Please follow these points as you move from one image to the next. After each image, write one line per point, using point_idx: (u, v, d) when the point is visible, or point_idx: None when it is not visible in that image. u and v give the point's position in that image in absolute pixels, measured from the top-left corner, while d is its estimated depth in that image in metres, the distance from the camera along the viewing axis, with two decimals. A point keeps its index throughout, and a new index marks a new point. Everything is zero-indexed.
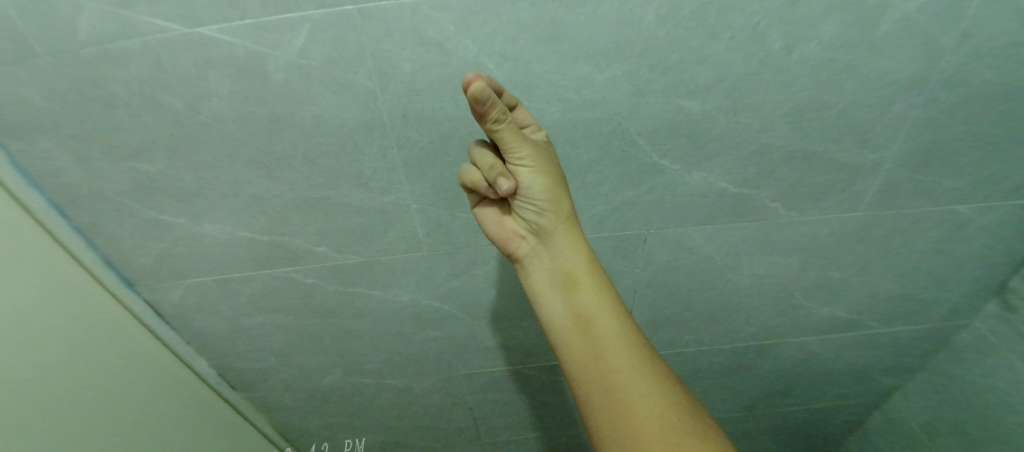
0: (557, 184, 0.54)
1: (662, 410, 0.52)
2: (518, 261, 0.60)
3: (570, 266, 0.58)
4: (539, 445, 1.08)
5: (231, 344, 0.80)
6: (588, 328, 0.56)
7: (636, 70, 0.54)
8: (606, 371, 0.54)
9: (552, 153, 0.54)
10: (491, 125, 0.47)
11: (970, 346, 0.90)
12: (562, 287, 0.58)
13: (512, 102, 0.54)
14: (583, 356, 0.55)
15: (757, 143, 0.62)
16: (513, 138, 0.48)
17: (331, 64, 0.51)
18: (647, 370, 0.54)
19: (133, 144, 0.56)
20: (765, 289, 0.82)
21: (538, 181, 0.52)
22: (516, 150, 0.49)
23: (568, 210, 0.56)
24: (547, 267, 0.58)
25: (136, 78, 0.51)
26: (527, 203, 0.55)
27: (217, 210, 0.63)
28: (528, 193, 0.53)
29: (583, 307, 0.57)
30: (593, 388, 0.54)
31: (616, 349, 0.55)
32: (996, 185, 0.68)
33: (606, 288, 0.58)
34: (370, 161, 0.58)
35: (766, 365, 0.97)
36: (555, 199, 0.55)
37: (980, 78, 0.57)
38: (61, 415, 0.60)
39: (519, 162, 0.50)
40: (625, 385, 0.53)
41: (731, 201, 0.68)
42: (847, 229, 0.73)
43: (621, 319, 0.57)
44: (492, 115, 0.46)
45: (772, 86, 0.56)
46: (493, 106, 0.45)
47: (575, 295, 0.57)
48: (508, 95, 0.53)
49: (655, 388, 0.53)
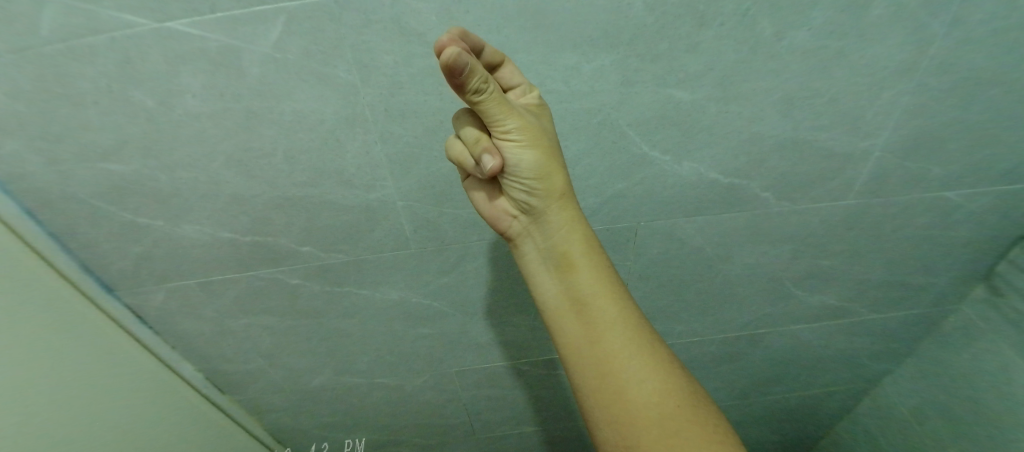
0: (547, 160, 0.42)
1: (681, 413, 0.43)
2: (511, 240, 0.49)
3: (564, 246, 0.47)
4: (536, 440, 0.98)
5: (217, 347, 0.68)
6: (583, 313, 0.47)
7: (720, 39, 0.43)
8: (610, 365, 0.45)
9: (545, 121, 0.42)
10: (472, 97, 0.37)
11: (957, 330, 0.77)
12: (554, 267, 0.48)
13: (499, 59, 0.41)
14: (581, 345, 0.47)
15: (868, 112, 0.50)
16: (499, 110, 0.38)
17: (309, 57, 0.41)
18: (651, 363, 0.45)
19: (103, 143, 0.46)
20: (852, 282, 0.70)
21: (525, 160, 0.42)
22: (501, 124, 0.39)
23: (564, 185, 0.45)
24: (540, 246, 0.48)
25: (104, 75, 0.41)
26: (517, 186, 0.44)
27: (194, 209, 0.52)
28: (516, 174, 0.43)
29: (578, 290, 0.47)
30: (594, 381, 0.46)
31: (613, 338, 0.46)
32: (985, 172, 0.56)
33: (603, 267, 0.48)
34: (353, 157, 0.48)
35: (845, 362, 0.86)
36: (549, 177, 0.43)
37: (964, 66, 0.46)
38: (112, 428, 0.58)
39: (507, 137, 0.40)
40: (630, 379, 0.45)
41: (824, 184, 0.56)
42: (967, 207, 0.60)
43: (617, 299, 0.47)
44: (470, 85, 0.35)
45: (896, 40, 0.44)
46: (471, 75, 0.35)
47: (570, 278, 0.47)
48: (489, 50, 0.40)
49: (662, 384, 0.45)
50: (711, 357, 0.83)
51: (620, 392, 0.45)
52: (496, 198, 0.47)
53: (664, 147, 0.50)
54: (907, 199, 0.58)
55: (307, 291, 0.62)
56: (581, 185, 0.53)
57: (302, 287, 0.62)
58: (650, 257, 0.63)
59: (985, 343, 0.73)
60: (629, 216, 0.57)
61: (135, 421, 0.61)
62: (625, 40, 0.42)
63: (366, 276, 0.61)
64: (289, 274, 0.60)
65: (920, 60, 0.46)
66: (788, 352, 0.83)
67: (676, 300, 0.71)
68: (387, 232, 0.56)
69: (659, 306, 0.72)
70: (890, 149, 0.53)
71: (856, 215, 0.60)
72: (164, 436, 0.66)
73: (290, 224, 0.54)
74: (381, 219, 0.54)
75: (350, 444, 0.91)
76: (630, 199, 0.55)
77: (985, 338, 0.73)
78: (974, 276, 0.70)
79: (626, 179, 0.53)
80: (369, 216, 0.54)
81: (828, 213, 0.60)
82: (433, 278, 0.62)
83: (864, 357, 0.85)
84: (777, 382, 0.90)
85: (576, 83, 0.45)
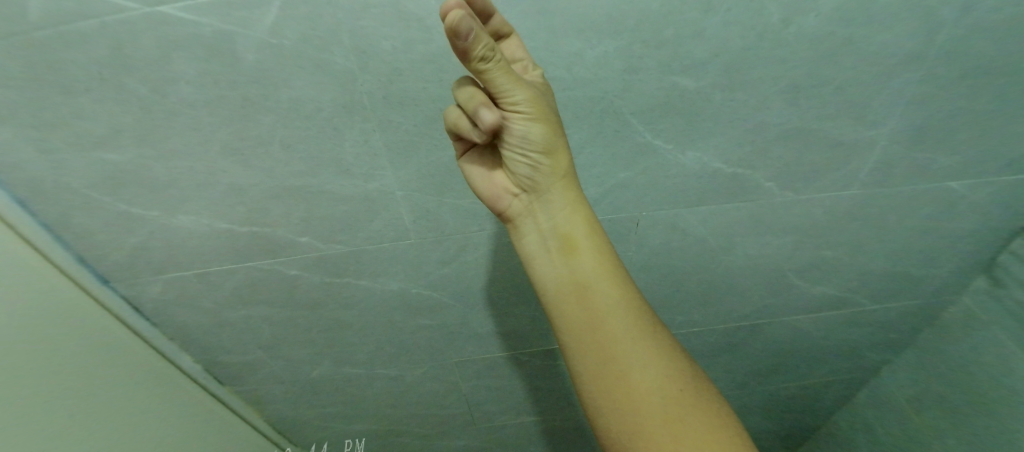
0: (553, 134, 0.42)
1: (682, 396, 0.44)
2: (509, 221, 0.48)
3: (565, 228, 0.46)
4: (536, 430, 0.98)
5: (216, 338, 0.68)
6: (584, 297, 0.46)
7: (726, 25, 0.42)
8: (612, 349, 0.45)
9: (549, 97, 0.41)
10: (477, 65, 0.35)
11: (956, 321, 0.77)
12: (555, 249, 0.47)
13: (503, 30, 0.39)
14: (582, 330, 0.46)
15: (875, 101, 0.49)
16: (506, 83, 0.37)
17: (305, 43, 0.40)
18: (652, 347, 0.45)
19: (96, 132, 0.45)
20: (854, 273, 0.70)
21: (533, 131, 0.40)
22: (508, 96, 0.38)
23: (567, 165, 0.45)
24: (542, 226, 0.47)
25: (94, 62, 0.40)
26: (518, 159, 0.43)
27: (190, 200, 0.51)
28: (520, 146, 0.42)
29: (580, 273, 0.46)
30: (594, 366, 0.45)
31: (616, 323, 0.46)
32: (990, 162, 0.55)
33: (604, 251, 0.47)
34: (351, 146, 0.47)
35: (844, 352, 0.86)
36: (554, 153, 0.43)
37: (975, 54, 0.45)
38: (116, 419, 0.59)
39: (514, 109, 0.39)
40: (634, 363, 0.45)
41: (828, 174, 0.56)
42: (972, 197, 0.59)
43: (619, 284, 0.47)
44: (476, 53, 0.34)
45: (905, 27, 0.43)
46: (476, 41, 0.33)
47: (572, 261, 0.47)
48: (497, 18, 0.39)
49: (663, 368, 0.45)
50: (711, 347, 0.83)
51: (622, 375, 0.44)
52: (495, 174, 0.46)
53: (668, 137, 0.50)
54: (911, 189, 0.58)
55: (306, 282, 0.62)
56: (583, 175, 0.53)
57: (301, 278, 0.61)
58: (652, 247, 0.63)
59: (986, 333, 0.73)
60: (631, 206, 0.56)
61: (138, 411, 0.62)
62: (629, 26, 0.41)
63: (366, 266, 0.60)
64: (287, 265, 0.59)
65: (930, 47, 0.45)
66: (788, 342, 0.83)
67: (677, 290, 0.70)
68: (387, 222, 0.55)
69: (659, 297, 0.71)
70: (896, 138, 0.52)
71: (859, 206, 0.60)
72: (167, 427, 0.66)
73: (288, 214, 0.53)
74: (381, 209, 0.54)
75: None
76: (633, 188, 0.54)
77: (985, 328, 0.73)
78: (975, 268, 0.70)
79: (629, 169, 0.52)
80: (368, 206, 0.53)
81: (832, 204, 0.59)
82: (434, 269, 0.62)
83: (863, 348, 0.85)
84: (776, 372, 0.90)
85: (579, 70, 0.44)
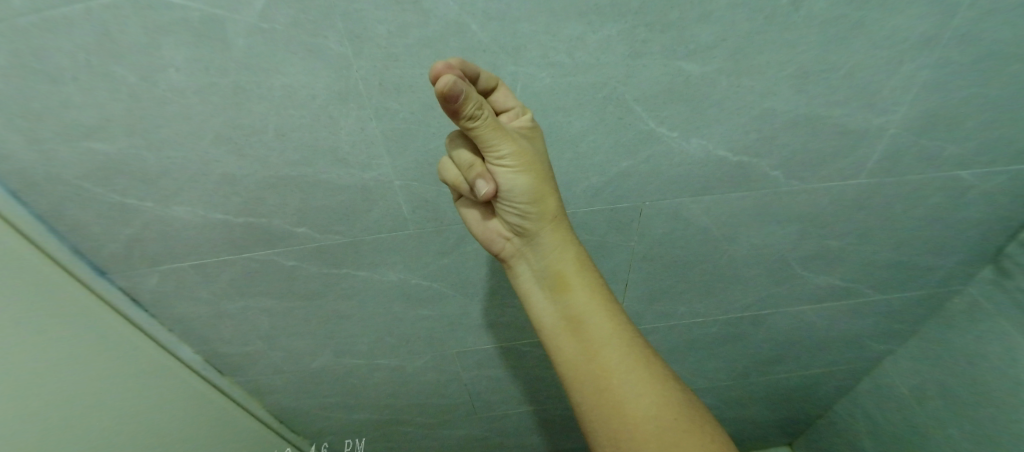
0: (541, 184, 0.43)
1: (678, 424, 0.43)
2: (504, 261, 0.51)
3: (558, 267, 0.48)
4: (536, 418, 0.98)
5: (215, 329, 0.68)
6: (579, 331, 0.48)
7: (733, 8, 0.41)
8: (606, 379, 0.46)
9: (537, 145, 0.43)
10: (466, 123, 0.36)
11: (961, 311, 0.76)
12: (549, 287, 0.49)
13: (492, 84, 0.41)
14: (579, 364, 0.47)
15: (886, 87, 0.47)
16: (495, 135, 0.38)
17: (298, 27, 0.39)
18: (650, 377, 0.46)
19: (85, 122, 0.43)
20: (858, 263, 0.69)
21: (519, 183, 0.42)
22: (496, 147, 0.39)
23: (557, 208, 0.47)
24: (535, 267, 0.49)
25: (79, 48, 0.39)
26: (510, 207, 0.45)
27: (184, 191, 0.50)
28: (511, 197, 0.43)
29: (574, 311, 0.48)
30: (591, 397, 0.46)
31: (608, 354, 0.47)
32: (1001, 150, 0.54)
33: (597, 289, 0.49)
34: (347, 135, 0.46)
35: (847, 342, 0.86)
36: (543, 201, 0.45)
37: (991, 38, 0.44)
38: (118, 408, 0.59)
39: (500, 162, 0.40)
40: (631, 392, 0.45)
41: (835, 162, 0.54)
42: (979, 187, 0.58)
43: (615, 318, 0.48)
44: (465, 111, 0.35)
45: (918, 10, 0.42)
46: (466, 101, 0.35)
47: (566, 298, 0.48)
48: (485, 76, 0.40)
49: (658, 396, 0.45)
50: (712, 337, 0.83)
51: (616, 401, 0.45)
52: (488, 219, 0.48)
53: (671, 124, 0.48)
54: (919, 178, 0.57)
55: (304, 273, 0.61)
56: (585, 164, 0.51)
57: (299, 269, 0.61)
58: (654, 237, 0.62)
59: (989, 325, 0.72)
60: (634, 195, 0.55)
61: (138, 401, 0.62)
62: (634, 8, 0.40)
63: (365, 257, 0.60)
64: (286, 256, 0.59)
65: (943, 32, 0.43)
66: (790, 332, 0.82)
67: (679, 281, 0.70)
68: (385, 213, 0.55)
69: (661, 288, 0.71)
70: (906, 126, 0.51)
71: (865, 195, 0.59)
72: (167, 417, 0.66)
73: (283, 205, 0.53)
74: (379, 199, 0.53)
75: (350, 445, 0.97)
76: (635, 178, 0.53)
77: (989, 319, 0.72)
78: (982, 257, 0.69)
79: (632, 157, 0.51)
80: (366, 196, 0.52)
81: (838, 193, 0.58)
82: (433, 260, 0.61)
83: (866, 338, 0.85)
84: (777, 362, 0.90)
85: (581, 55, 0.42)
